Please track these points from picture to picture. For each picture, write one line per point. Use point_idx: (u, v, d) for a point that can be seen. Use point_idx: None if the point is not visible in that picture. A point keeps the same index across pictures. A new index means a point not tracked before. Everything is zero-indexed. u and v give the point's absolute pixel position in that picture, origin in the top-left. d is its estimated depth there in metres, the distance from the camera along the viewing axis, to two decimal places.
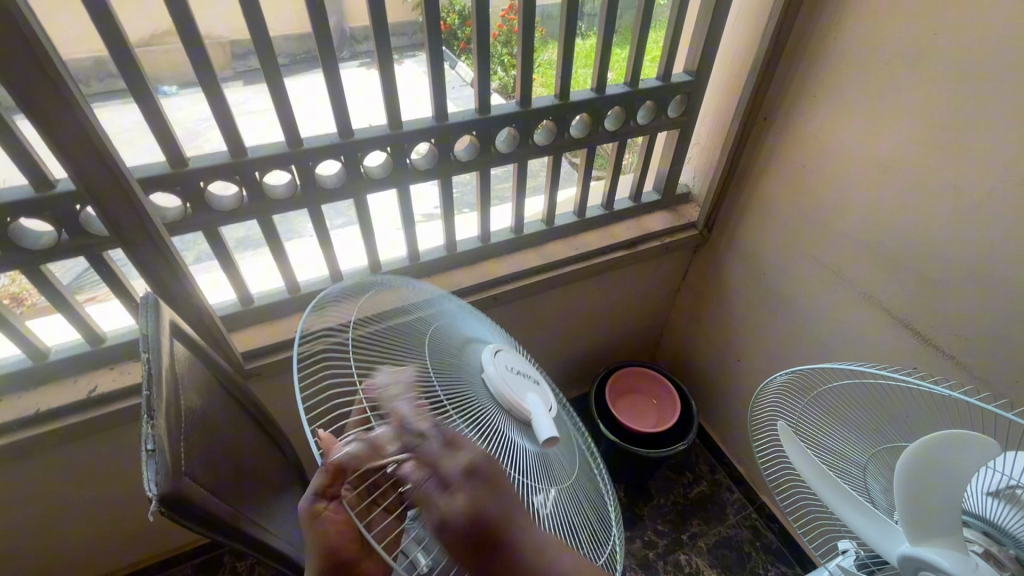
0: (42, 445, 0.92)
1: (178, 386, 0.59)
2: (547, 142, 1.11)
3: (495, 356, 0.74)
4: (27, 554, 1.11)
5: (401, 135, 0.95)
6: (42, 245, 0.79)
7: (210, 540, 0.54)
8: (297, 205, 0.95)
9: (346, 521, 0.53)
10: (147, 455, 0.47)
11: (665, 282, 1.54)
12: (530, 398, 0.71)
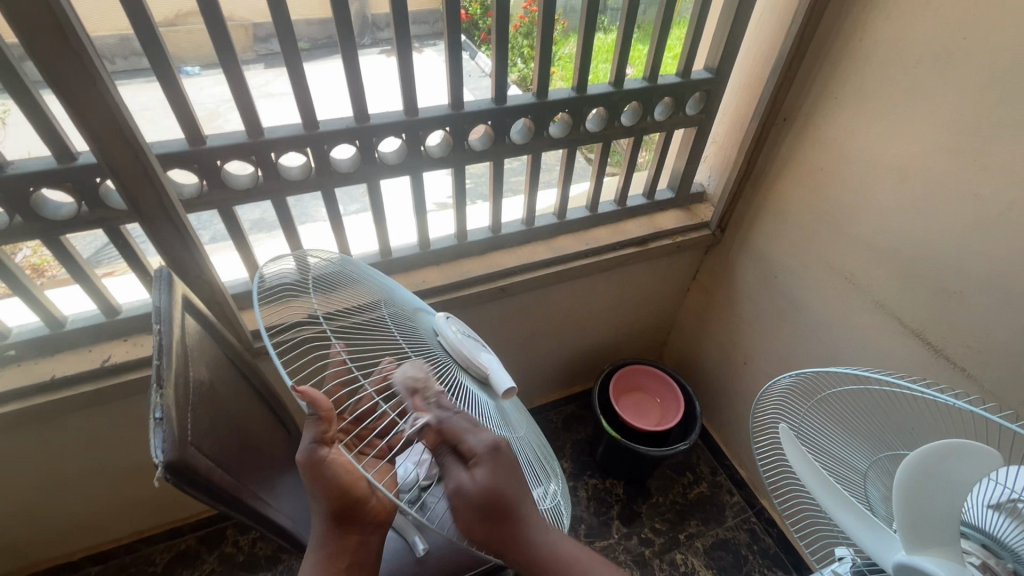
0: (57, 411, 0.95)
1: (188, 359, 0.60)
2: (562, 135, 1.11)
3: (448, 321, 0.79)
4: (38, 514, 1.15)
5: (416, 122, 0.95)
6: (63, 216, 0.81)
7: (213, 510, 0.55)
8: (311, 187, 0.95)
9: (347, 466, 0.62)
10: (156, 423, 0.48)
11: (674, 281, 1.54)
12: (485, 356, 0.75)
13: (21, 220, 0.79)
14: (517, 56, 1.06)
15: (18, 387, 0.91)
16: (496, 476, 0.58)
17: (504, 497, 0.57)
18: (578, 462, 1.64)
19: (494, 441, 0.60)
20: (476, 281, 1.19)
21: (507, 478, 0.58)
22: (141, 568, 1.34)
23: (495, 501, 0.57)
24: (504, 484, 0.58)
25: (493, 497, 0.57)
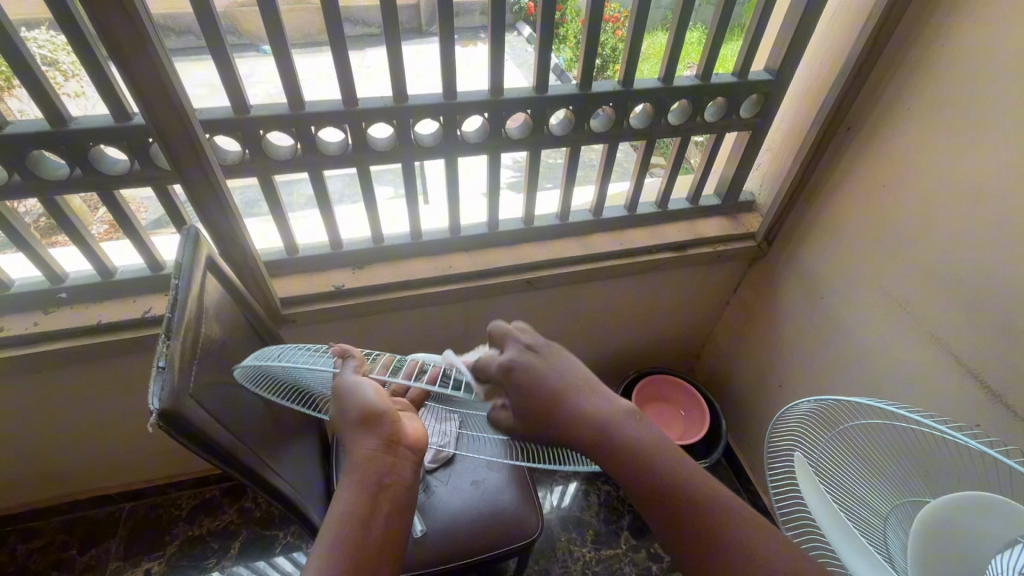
0: (100, 353, 1.02)
1: (202, 315, 0.62)
2: (603, 129, 1.07)
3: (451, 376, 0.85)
4: (83, 446, 1.24)
5: (454, 106, 0.94)
6: (117, 171, 0.86)
7: (210, 463, 0.58)
8: (347, 163, 0.97)
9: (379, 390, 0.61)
10: (157, 370, 0.51)
11: (714, 292, 1.46)
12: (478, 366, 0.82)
13: (81, 173, 0.85)
14: None
15: (69, 327, 0.98)
16: (536, 364, 0.64)
17: (545, 381, 0.62)
18: (594, 467, 1.60)
19: (507, 325, 0.69)
20: (503, 271, 1.18)
21: (559, 368, 0.64)
22: (168, 510, 1.43)
23: (533, 377, 0.62)
24: (551, 368, 0.63)
25: (534, 378, 0.62)
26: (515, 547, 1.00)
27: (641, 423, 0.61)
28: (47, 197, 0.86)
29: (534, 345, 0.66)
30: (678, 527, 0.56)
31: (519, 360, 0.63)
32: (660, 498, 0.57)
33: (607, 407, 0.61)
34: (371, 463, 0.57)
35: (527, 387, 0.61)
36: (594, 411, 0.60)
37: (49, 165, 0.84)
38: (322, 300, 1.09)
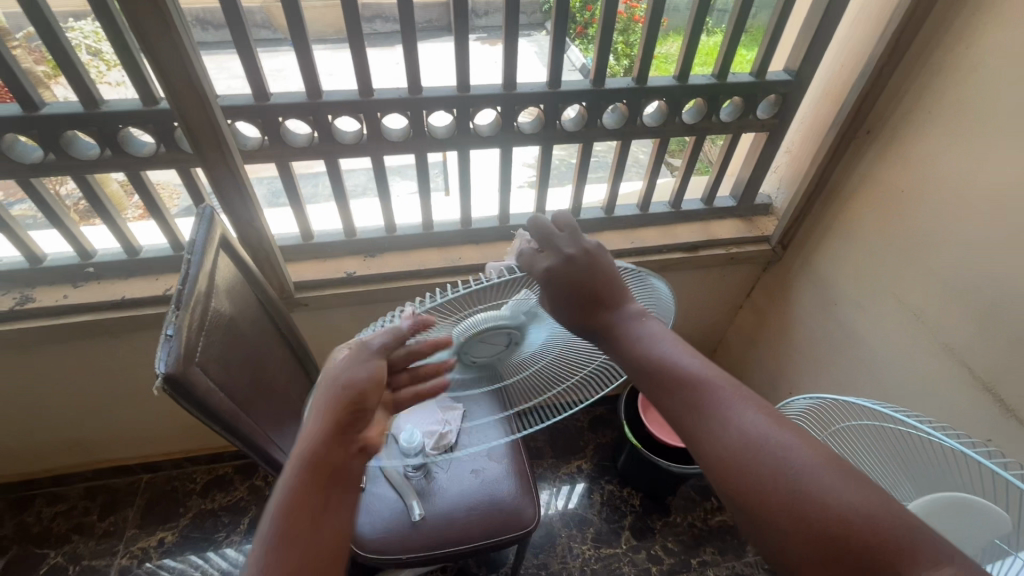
0: (123, 328, 1.07)
1: (213, 290, 0.65)
2: (616, 126, 1.07)
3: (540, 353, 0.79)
4: (106, 416, 1.30)
5: (466, 98, 0.96)
6: (144, 153, 0.90)
7: (212, 430, 0.60)
8: (362, 152, 0.99)
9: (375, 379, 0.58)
10: (165, 338, 0.53)
11: (726, 296, 1.45)
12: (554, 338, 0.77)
13: (110, 154, 0.89)
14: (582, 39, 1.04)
15: (96, 301, 1.03)
16: (581, 266, 0.65)
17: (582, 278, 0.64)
18: (599, 465, 1.60)
19: (563, 218, 0.69)
20: None
21: (603, 272, 0.66)
22: (183, 483, 1.49)
23: (573, 279, 0.64)
24: (590, 275, 0.65)
25: (573, 283, 0.64)
26: (511, 537, 1.01)
27: (644, 321, 0.64)
28: (78, 175, 0.90)
29: (581, 252, 0.67)
30: (672, 405, 0.58)
31: (560, 266, 0.64)
32: (653, 380, 0.60)
33: (626, 308, 0.65)
34: (326, 440, 0.55)
35: (567, 291, 0.64)
36: (613, 316, 0.65)
37: (82, 146, 0.89)
38: (334, 285, 1.12)
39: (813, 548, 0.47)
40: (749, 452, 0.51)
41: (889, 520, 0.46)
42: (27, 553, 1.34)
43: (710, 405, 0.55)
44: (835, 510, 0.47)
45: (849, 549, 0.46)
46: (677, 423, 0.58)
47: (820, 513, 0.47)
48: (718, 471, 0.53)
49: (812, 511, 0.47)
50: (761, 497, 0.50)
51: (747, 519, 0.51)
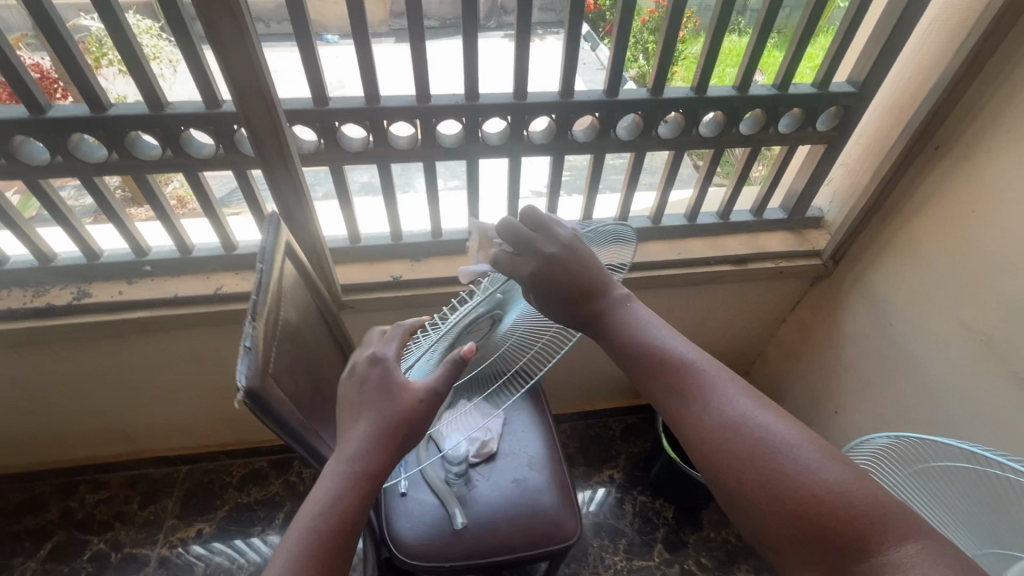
0: (174, 325, 1.08)
1: (281, 299, 0.65)
2: (670, 136, 1.05)
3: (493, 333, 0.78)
4: (150, 409, 1.33)
5: (523, 106, 0.95)
6: (204, 155, 0.91)
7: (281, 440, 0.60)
8: (415, 158, 0.99)
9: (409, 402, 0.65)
10: (244, 350, 0.53)
11: (769, 309, 1.42)
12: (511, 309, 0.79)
13: (171, 154, 0.90)
14: (639, 51, 1.02)
15: (150, 299, 1.05)
16: (564, 262, 0.71)
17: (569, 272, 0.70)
18: (631, 475, 1.59)
19: (533, 213, 0.75)
20: None
21: (586, 264, 0.72)
22: (221, 476, 1.51)
23: (562, 275, 0.70)
24: (573, 269, 0.70)
25: (554, 274, 0.70)
26: (553, 550, 1.01)
27: (634, 307, 0.72)
28: (139, 175, 0.92)
29: (561, 247, 0.71)
30: (664, 393, 0.65)
31: (547, 268, 0.70)
32: (646, 370, 0.67)
33: (618, 299, 0.73)
34: (365, 454, 0.62)
35: (558, 286, 0.70)
36: (602, 304, 0.72)
37: (145, 146, 0.91)
38: (380, 289, 1.12)
39: (794, 524, 0.54)
40: (739, 438, 0.58)
41: (858, 499, 0.52)
42: (72, 538, 1.37)
43: (703, 395, 0.62)
44: (813, 488, 0.54)
45: (824, 526, 0.52)
46: (669, 411, 0.65)
47: (801, 491, 0.54)
48: (708, 456, 0.60)
49: (797, 491, 0.54)
50: (748, 478, 0.57)
51: (733, 499, 0.59)
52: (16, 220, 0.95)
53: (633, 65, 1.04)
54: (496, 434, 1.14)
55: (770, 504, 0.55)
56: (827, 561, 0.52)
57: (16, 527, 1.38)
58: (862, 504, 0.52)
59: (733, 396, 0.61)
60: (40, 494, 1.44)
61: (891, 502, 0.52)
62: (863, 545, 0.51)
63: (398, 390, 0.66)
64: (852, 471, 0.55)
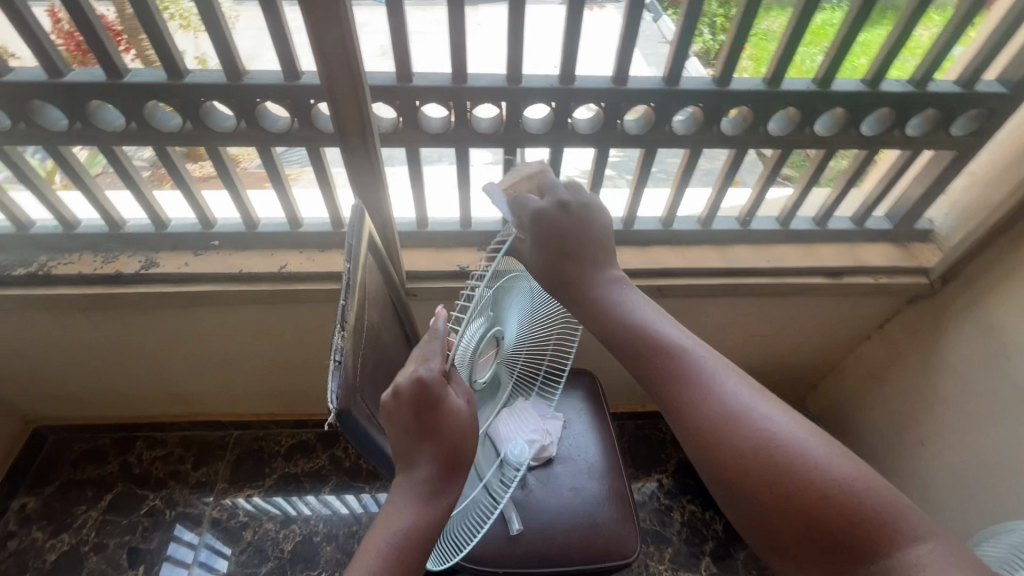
0: (238, 300, 1.06)
1: (365, 301, 0.60)
2: (780, 133, 0.94)
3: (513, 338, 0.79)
4: (208, 375, 1.34)
5: (621, 93, 0.86)
6: (279, 129, 0.86)
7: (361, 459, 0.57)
8: (497, 143, 0.91)
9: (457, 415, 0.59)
10: (335, 365, 0.48)
11: (854, 325, 1.30)
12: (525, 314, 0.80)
13: (245, 126, 0.86)
14: (706, 24, 0.83)
15: (216, 272, 1.02)
16: (563, 219, 0.67)
17: (562, 233, 0.66)
18: (681, 483, 1.52)
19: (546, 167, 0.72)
20: (632, 273, 1.10)
21: (586, 229, 0.68)
22: (270, 444, 1.53)
23: (557, 232, 0.66)
24: (570, 231, 0.66)
25: (548, 244, 0.66)
26: (610, 566, 0.96)
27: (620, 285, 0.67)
28: (212, 146, 0.88)
29: (562, 207, 0.67)
30: (652, 377, 0.59)
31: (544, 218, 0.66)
32: (632, 350, 0.62)
33: (601, 275, 0.67)
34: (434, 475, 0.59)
35: (549, 245, 0.66)
36: (587, 275, 0.67)
37: (219, 117, 0.86)
38: (445, 278, 1.07)
39: (787, 515, 0.50)
40: (732, 425, 0.53)
41: (871, 499, 0.49)
42: (130, 492, 1.42)
43: (695, 380, 0.57)
44: (823, 487, 0.49)
45: (832, 527, 0.49)
46: (658, 394, 0.59)
47: (809, 491, 0.50)
48: (700, 444, 0.55)
49: (794, 482, 0.50)
50: (741, 467, 0.52)
51: (723, 488, 0.54)
52: (89, 184, 0.93)
53: (697, 40, 0.85)
54: (555, 438, 1.09)
55: (764, 494, 0.51)
56: (831, 561, 0.49)
57: (79, 475, 1.43)
58: (873, 504, 0.49)
59: (725, 380, 0.56)
60: (101, 446, 1.49)
61: (899, 501, 0.49)
62: (873, 547, 0.48)
63: (450, 416, 0.57)
64: (860, 466, 0.51)
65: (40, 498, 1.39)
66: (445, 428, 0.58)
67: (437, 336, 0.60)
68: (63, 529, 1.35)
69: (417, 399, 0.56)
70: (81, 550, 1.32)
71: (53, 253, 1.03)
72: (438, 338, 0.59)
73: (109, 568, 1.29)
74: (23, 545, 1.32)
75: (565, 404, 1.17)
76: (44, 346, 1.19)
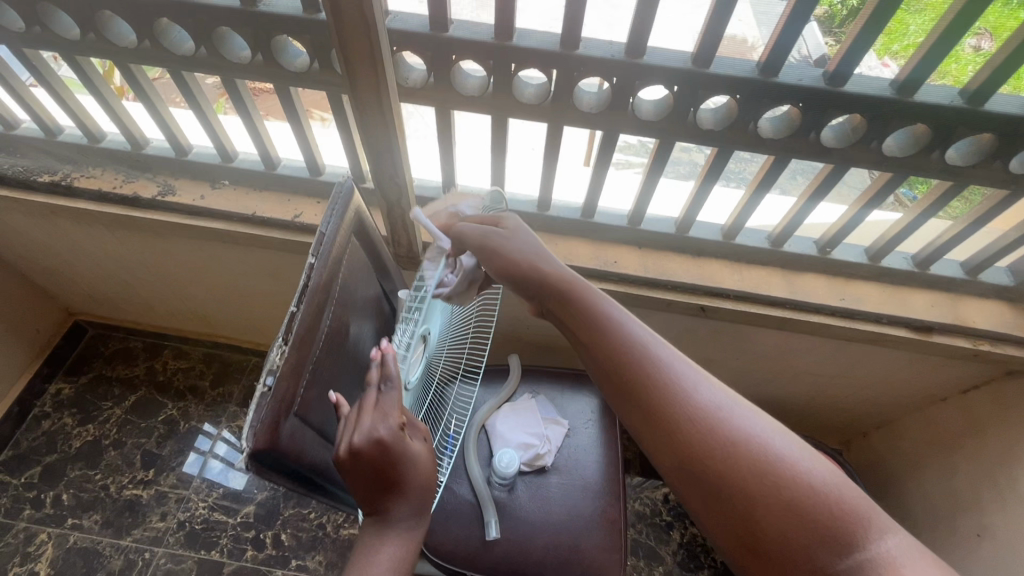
0: (252, 243, 1.01)
1: (330, 300, 0.52)
2: (897, 152, 0.74)
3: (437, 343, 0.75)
4: (228, 304, 1.33)
5: (701, 78, 0.69)
6: (296, 68, 0.76)
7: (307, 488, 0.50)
8: (541, 117, 0.78)
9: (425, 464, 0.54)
10: (261, 392, 0.41)
11: (929, 384, 1.11)
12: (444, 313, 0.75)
13: (261, 60, 0.76)
14: None
15: (229, 212, 0.97)
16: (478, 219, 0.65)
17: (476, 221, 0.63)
18: None
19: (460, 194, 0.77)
20: (675, 286, 0.95)
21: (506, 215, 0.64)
22: None
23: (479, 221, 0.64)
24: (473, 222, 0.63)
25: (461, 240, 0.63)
26: None
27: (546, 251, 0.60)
28: (228, 78, 0.80)
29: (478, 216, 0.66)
30: (590, 347, 0.51)
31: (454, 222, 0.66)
32: (566, 311, 0.54)
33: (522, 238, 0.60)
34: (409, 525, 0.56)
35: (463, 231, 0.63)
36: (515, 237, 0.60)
37: (234, 45, 0.77)
38: None
39: (751, 516, 0.40)
40: (681, 404, 0.44)
41: (841, 493, 0.40)
42: (151, 397, 1.49)
43: (638, 355, 0.48)
44: (791, 473, 0.40)
45: (804, 522, 0.39)
46: (591, 369, 0.50)
47: (772, 479, 0.40)
48: (647, 430, 0.46)
49: (761, 476, 0.40)
50: (689, 447, 0.43)
51: (674, 482, 0.44)
52: (107, 98, 0.88)
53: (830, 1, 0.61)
54: (554, 446, 1.00)
55: (721, 490, 0.41)
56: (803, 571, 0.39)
57: (109, 372, 1.52)
58: (845, 494, 0.40)
59: (661, 352, 0.48)
60: (132, 348, 1.56)
61: (869, 499, 0.41)
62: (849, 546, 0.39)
63: (412, 465, 0.53)
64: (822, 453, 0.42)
65: (74, 386, 1.49)
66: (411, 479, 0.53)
67: (390, 389, 0.52)
68: (90, 420, 1.44)
69: (376, 462, 0.49)
70: (102, 443, 1.41)
71: (80, 164, 1.01)
72: (394, 390, 0.52)
73: (124, 465, 1.38)
74: (54, 427, 1.42)
75: (574, 408, 1.07)
76: (75, 251, 1.21)
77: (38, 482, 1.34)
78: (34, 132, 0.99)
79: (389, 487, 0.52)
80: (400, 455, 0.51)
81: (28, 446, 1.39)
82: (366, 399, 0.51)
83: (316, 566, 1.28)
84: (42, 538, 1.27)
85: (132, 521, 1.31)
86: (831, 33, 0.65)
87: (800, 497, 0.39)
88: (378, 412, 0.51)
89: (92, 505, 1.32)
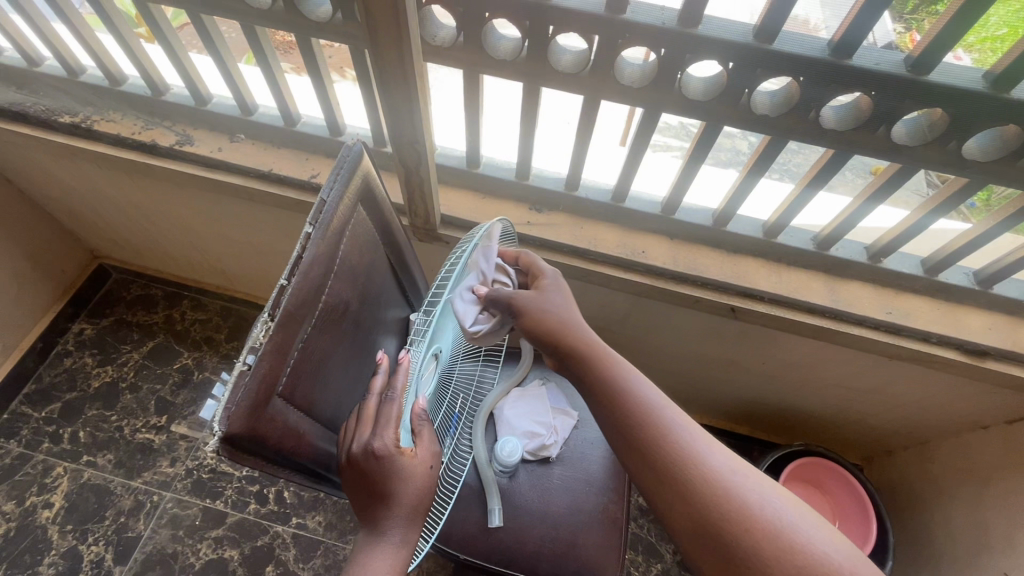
0: (267, 202, 0.99)
1: (328, 275, 0.48)
2: (978, 157, 0.66)
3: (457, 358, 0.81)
4: (245, 261, 1.33)
5: (762, 56, 0.61)
6: (319, 18, 0.70)
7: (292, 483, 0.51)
8: (576, 89, 0.71)
9: (419, 484, 0.54)
10: (241, 371, 0.39)
11: (971, 410, 1.03)
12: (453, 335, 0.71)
13: (282, 7, 0.71)
14: None
15: (246, 167, 0.94)
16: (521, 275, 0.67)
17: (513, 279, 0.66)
18: None
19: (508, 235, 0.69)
20: (707, 282, 0.89)
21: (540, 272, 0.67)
22: None
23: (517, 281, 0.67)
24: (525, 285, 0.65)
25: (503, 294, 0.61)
26: None
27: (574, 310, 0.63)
28: (248, 24, 0.75)
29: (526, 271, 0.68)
30: (611, 413, 0.57)
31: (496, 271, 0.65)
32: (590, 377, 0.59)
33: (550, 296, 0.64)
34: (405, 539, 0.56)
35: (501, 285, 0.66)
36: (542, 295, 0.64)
37: None
38: None
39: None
40: (699, 482, 0.50)
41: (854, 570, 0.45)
42: (168, 345, 1.51)
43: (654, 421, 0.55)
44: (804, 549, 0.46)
45: None
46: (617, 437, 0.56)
47: (787, 554, 0.46)
48: (664, 494, 0.52)
49: (772, 540, 0.46)
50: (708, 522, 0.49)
51: (687, 542, 0.50)
52: (126, 39, 0.85)
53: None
54: (561, 438, 0.96)
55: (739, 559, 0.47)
56: None
57: (130, 316, 1.54)
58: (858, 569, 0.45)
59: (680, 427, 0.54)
60: (153, 295, 1.58)
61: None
62: None
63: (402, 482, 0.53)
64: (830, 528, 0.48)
65: (96, 328, 1.52)
66: (405, 491, 0.54)
67: (391, 397, 0.54)
68: (109, 361, 1.47)
69: (370, 473, 0.52)
70: (119, 385, 1.44)
71: (100, 107, 0.99)
72: (394, 401, 0.53)
73: (138, 409, 1.41)
74: (75, 365, 1.46)
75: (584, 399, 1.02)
76: (97, 195, 1.20)
77: (57, 417, 1.38)
78: (56, 70, 0.96)
79: (381, 499, 0.53)
80: (391, 470, 0.52)
81: (50, 381, 1.43)
82: (371, 412, 0.54)
83: (315, 526, 1.29)
84: (59, 470, 1.32)
85: (143, 463, 1.34)
86: (901, 19, 0.58)
87: (810, 562, 0.45)
88: (377, 427, 0.52)
89: (106, 444, 1.36)
